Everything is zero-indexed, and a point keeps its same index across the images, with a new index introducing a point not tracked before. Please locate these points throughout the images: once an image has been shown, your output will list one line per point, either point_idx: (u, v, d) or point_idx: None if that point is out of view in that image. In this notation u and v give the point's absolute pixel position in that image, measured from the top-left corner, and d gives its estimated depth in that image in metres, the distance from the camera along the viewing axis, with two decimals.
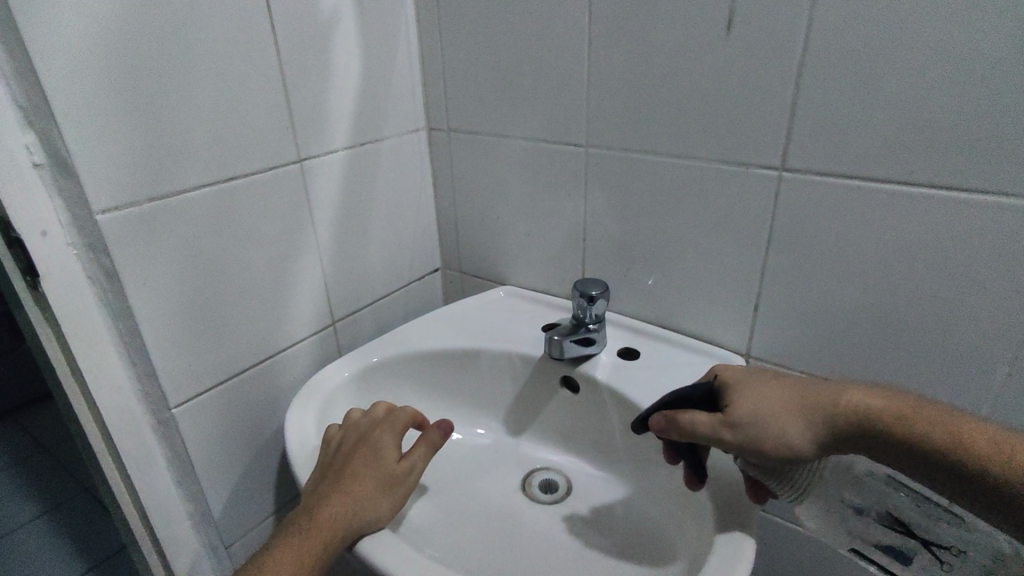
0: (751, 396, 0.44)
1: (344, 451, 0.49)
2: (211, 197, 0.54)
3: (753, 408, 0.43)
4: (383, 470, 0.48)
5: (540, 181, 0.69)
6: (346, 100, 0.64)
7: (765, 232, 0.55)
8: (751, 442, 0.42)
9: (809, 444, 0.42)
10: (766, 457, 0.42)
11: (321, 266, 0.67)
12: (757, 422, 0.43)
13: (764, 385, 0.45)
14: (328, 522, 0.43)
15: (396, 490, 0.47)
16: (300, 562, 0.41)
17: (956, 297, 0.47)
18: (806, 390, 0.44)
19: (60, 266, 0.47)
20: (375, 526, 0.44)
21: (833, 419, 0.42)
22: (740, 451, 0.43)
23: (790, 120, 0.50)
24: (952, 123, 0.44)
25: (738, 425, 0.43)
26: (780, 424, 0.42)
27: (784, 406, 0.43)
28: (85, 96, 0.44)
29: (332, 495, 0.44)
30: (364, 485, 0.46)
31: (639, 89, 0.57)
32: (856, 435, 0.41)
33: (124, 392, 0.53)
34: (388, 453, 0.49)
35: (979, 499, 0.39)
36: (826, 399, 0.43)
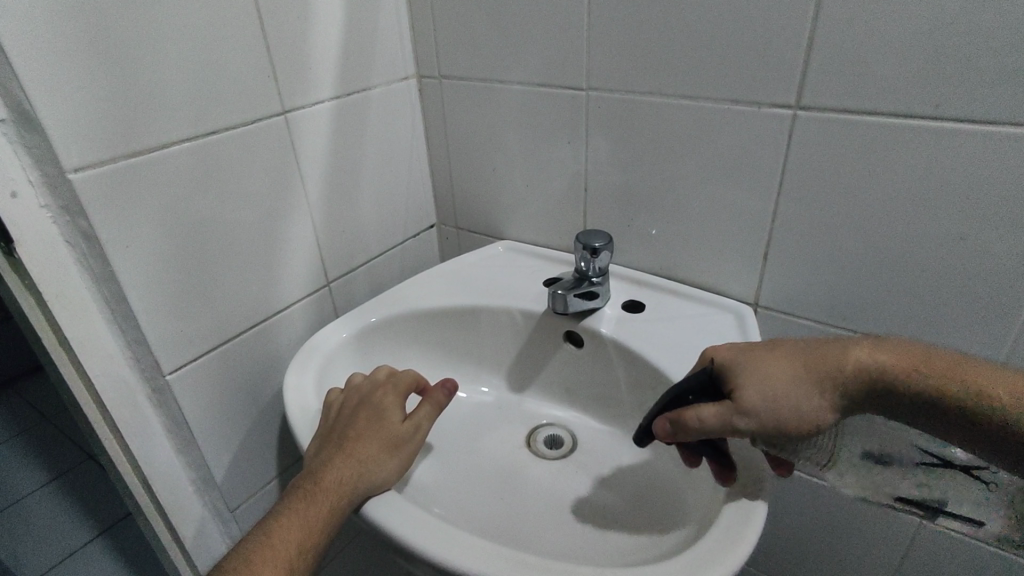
0: (754, 374, 0.41)
1: (345, 416, 0.48)
2: (192, 153, 0.51)
3: (764, 388, 0.40)
4: (386, 431, 0.47)
5: (538, 129, 0.65)
6: (330, 45, 0.60)
7: (776, 176, 0.53)
8: (766, 427, 0.40)
9: (819, 414, 0.40)
10: (782, 435, 0.40)
11: (312, 224, 0.64)
12: (769, 406, 0.40)
13: (761, 359, 0.42)
14: (334, 486, 0.42)
15: (402, 449, 0.46)
16: (307, 528, 0.40)
17: (976, 237, 0.46)
18: (804, 356, 0.42)
19: (34, 230, 0.44)
20: (383, 486, 0.43)
21: (844, 381, 0.40)
22: (756, 437, 0.40)
23: (807, 53, 0.47)
24: (983, 50, 0.41)
25: (753, 411, 0.40)
26: (791, 398, 0.40)
27: (790, 378, 0.40)
28: (45, 42, 0.40)
29: (336, 460, 0.43)
30: (369, 447, 0.45)
31: (644, 24, 0.54)
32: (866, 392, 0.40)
33: (114, 359, 0.51)
34: (391, 414, 0.48)
35: (986, 439, 0.39)
36: (830, 361, 0.41)
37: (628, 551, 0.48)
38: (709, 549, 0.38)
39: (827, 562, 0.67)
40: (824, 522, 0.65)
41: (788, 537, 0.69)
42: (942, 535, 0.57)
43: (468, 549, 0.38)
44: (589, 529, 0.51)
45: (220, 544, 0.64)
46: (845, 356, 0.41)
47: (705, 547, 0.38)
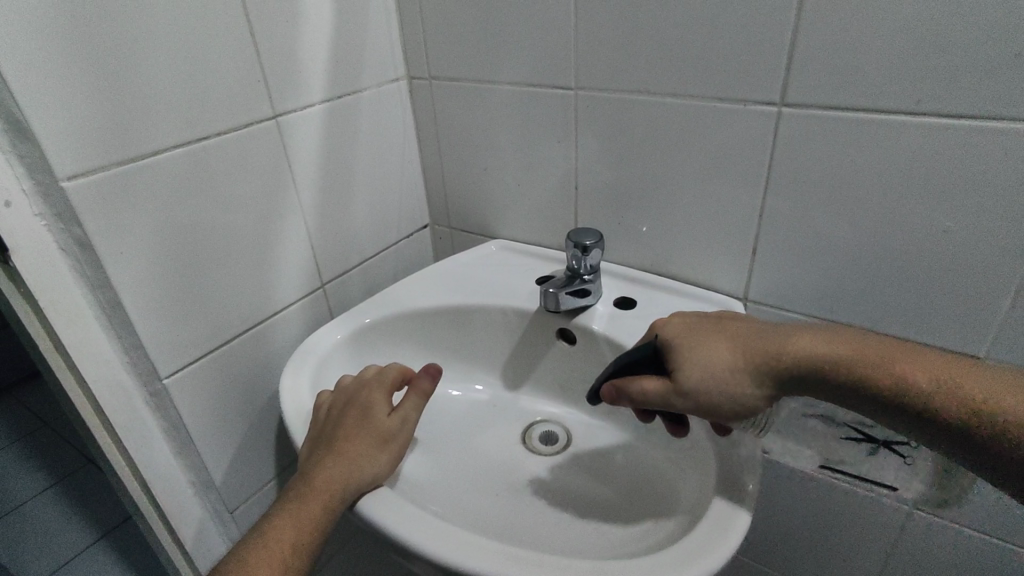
0: (694, 355, 0.43)
1: (333, 416, 0.48)
2: (184, 159, 0.51)
3: (700, 370, 0.43)
4: (374, 427, 0.47)
5: (528, 129, 0.66)
6: (320, 49, 0.61)
7: (763, 172, 0.53)
8: (701, 403, 0.42)
9: (760, 395, 0.42)
10: (717, 412, 0.43)
11: (305, 227, 0.64)
12: (704, 385, 0.42)
13: (705, 342, 0.44)
14: (326, 485, 0.42)
15: (391, 444, 0.47)
16: (302, 527, 0.41)
17: (961, 229, 0.46)
18: (748, 343, 0.43)
19: (30, 238, 0.45)
20: (374, 483, 0.44)
21: (789, 367, 0.42)
22: (691, 411, 0.43)
23: (791, 50, 0.47)
24: (963, 46, 0.41)
25: (687, 390, 0.43)
26: (729, 380, 0.42)
27: (730, 362, 0.42)
28: (35, 53, 0.40)
29: (325, 459, 0.44)
30: (358, 444, 0.45)
31: (631, 23, 0.54)
32: (810, 382, 0.42)
33: (111, 365, 0.51)
34: (377, 410, 0.48)
35: (946, 435, 0.39)
36: (776, 350, 0.42)
37: (622, 543, 0.49)
38: (700, 539, 0.39)
39: (820, 551, 0.68)
40: (817, 513, 0.66)
41: (781, 528, 0.70)
42: (930, 522, 0.58)
43: (462, 544, 0.39)
44: (584, 525, 0.52)
45: (219, 545, 0.65)
46: (792, 347, 0.42)
47: (696, 537, 0.39)
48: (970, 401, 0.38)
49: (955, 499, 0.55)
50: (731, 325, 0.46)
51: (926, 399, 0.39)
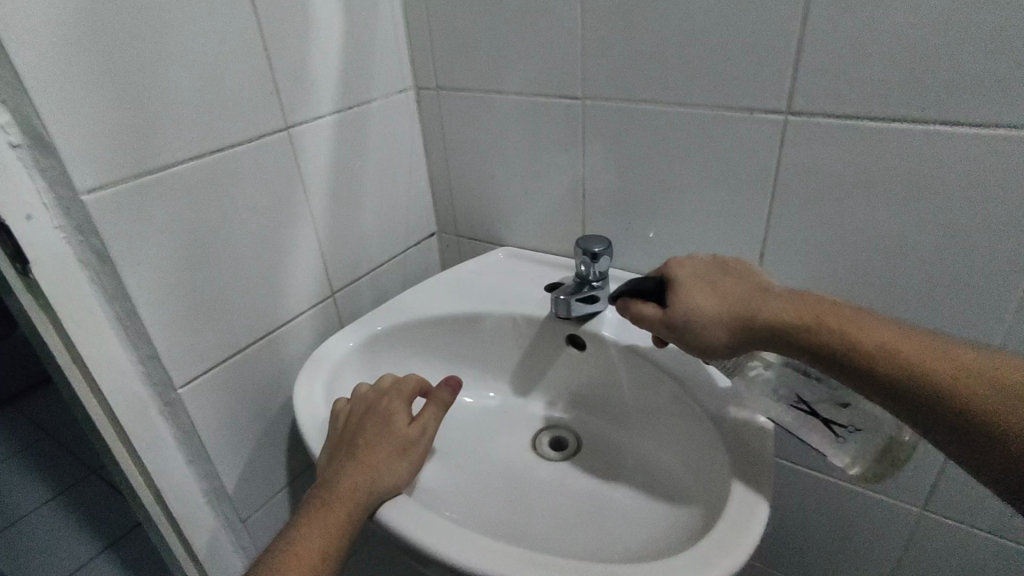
0: (693, 296, 0.46)
1: (353, 425, 0.49)
2: (200, 171, 0.52)
3: (692, 311, 0.46)
4: (395, 435, 0.48)
5: (536, 138, 0.67)
6: (330, 61, 0.62)
7: (771, 179, 0.54)
8: (683, 339, 0.47)
9: (739, 347, 0.45)
10: (697, 350, 0.47)
11: (316, 235, 0.65)
12: (690, 326, 0.46)
13: (710, 286, 0.46)
14: (350, 492, 0.43)
15: (410, 453, 0.47)
16: (327, 534, 0.41)
17: (967, 235, 0.47)
18: (750, 295, 0.45)
19: (50, 251, 0.45)
20: (396, 491, 0.45)
21: (778, 334, 0.43)
22: (675, 341, 0.48)
23: (795, 60, 0.49)
24: (968, 56, 0.42)
25: (677, 324, 0.46)
26: (713, 330, 0.45)
27: (724, 310, 0.45)
28: (57, 69, 0.41)
29: (349, 466, 0.44)
30: (380, 453, 0.46)
31: (637, 34, 0.55)
32: (794, 346, 0.42)
33: (127, 375, 0.52)
34: (398, 419, 0.49)
35: (930, 424, 0.38)
36: (771, 316, 0.43)
37: (637, 548, 0.49)
38: (718, 541, 0.39)
39: (829, 554, 0.69)
40: (827, 516, 0.66)
41: (791, 532, 0.70)
42: (938, 523, 0.59)
43: (484, 549, 0.39)
44: (596, 529, 0.53)
45: (231, 554, 0.65)
46: (789, 310, 0.43)
47: (712, 540, 0.39)
48: (947, 396, 0.37)
49: (962, 500, 0.56)
50: (747, 273, 0.47)
51: (904, 386, 0.38)
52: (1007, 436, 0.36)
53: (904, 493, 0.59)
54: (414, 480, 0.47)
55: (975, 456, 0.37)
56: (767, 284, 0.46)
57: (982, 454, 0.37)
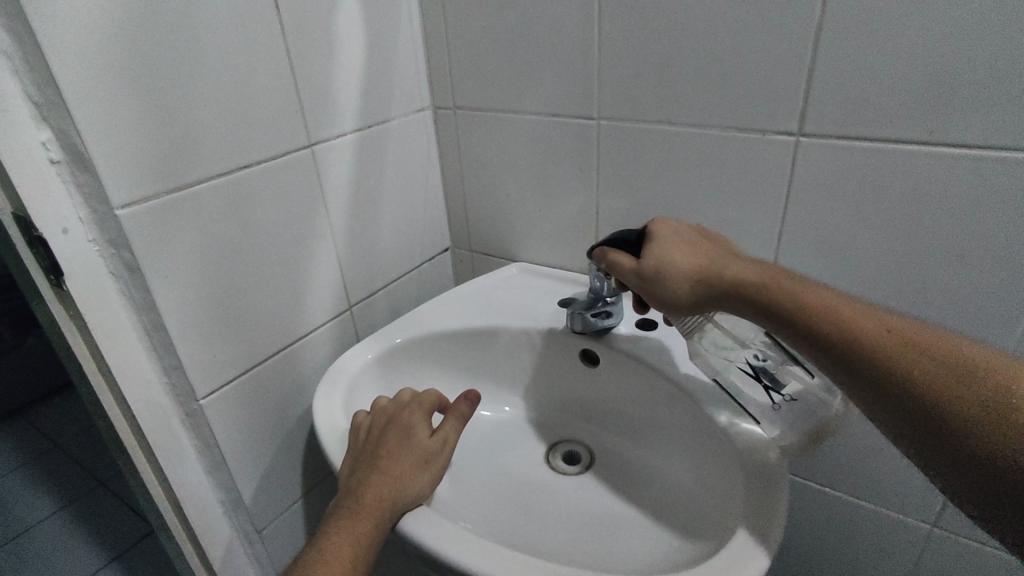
0: (668, 250, 0.47)
1: (374, 436, 0.49)
2: (227, 187, 0.53)
3: (662, 259, 0.47)
4: (416, 447, 0.49)
5: (550, 156, 0.68)
6: (352, 80, 0.63)
7: (783, 199, 0.55)
8: (649, 289, 0.48)
9: (694, 303, 0.45)
10: (660, 303, 0.48)
11: (335, 250, 0.66)
12: (657, 274, 0.47)
13: (685, 245, 0.47)
14: (377, 502, 0.44)
15: (431, 464, 0.48)
16: (356, 544, 0.42)
17: (977, 254, 0.48)
18: (720, 257, 0.46)
19: (83, 264, 0.47)
20: (418, 501, 0.46)
21: (733, 293, 0.43)
22: (642, 292, 0.49)
23: (808, 84, 0.50)
24: (977, 80, 0.43)
25: (647, 273, 0.48)
26: (675, 280, 0.46)
27: (692, 264, 0.46)
28: (98, 90, 0.43)
29: (373, 477, 0.45)
30: (402, 464, 0.47)
31: (652, 57, 0.57)
32: (748, 306, 0.42)
33: (150, 385, 0.53)
34: (419, 431, 0.50)
35: (888, 403, 0.37)
36: (730, 275, 0.43)
37: (651, 561, 0.50)
38: (733, 556, 0.40)
39: (840, 571, 0.69)
40: (839, 533, 0.66)
41: (803, 549, 0.70)
42: (951, 541, 0.59)
43: (510, 560, 0.40)
44: (609, 542, 0.53)
45: (245, 564, 0.66)
46: (753, 272, 0.43)
47: (727, 553, 0.40)
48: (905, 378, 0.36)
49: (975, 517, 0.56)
50: (726, 246, 0.48)
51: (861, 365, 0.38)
52: (959, 425, 0.35)
53: (916, 510, 0.60)
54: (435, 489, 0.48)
55: (924, 443, 0.36)
56: (742, 255, 0.46)
57: (935, 445, 0.36)
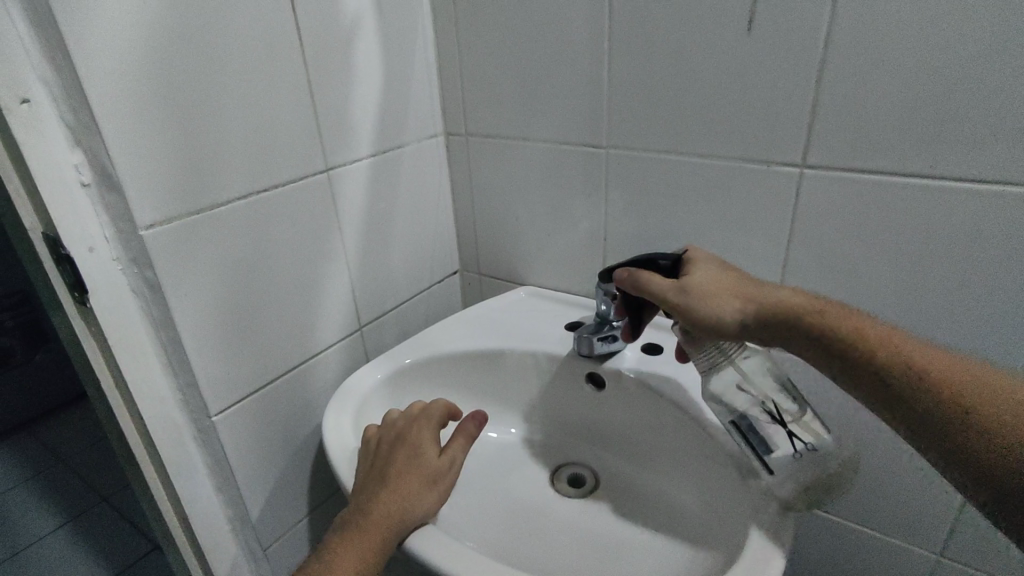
0: (710, 275, 0.49)
1: (385, 450, 0.50)
2: (246, 209, 0.55)
3: (708, 281, 0.48)
4: (425, 464, 0.49)
5: (560, 183, 0.70)
6: (369, 107, 0.66)
7: (788, 227, 0.57)
8: (690, 308, 0.47)
9: (745, 325, 0.46)
10: (700, 325, 0.47)
11: (348, 271, 0.68)
12: (701, 293, 0.47)
13: (725, 272, 0.50)
14: (384, 519, 0.44)
15: (439, 482, 0.49)
16: (362, 559, 0.42)
17: (977, 284, 0.49)
18: (762, 285, 0.48)
19: (106, 282, 0.48)
20: (425, 519, 0.46)
21: (787, 315, 0.45)
22: (676, 313, 0.48)
23: (811, 118, 0.52)
24: (974, 117, 0.45)
25: (690, 291, 0.48)
26: (724, 302, 0.47)
27: (741, 288, 0.47)
28: (129, 118, 0.45)
29: (381, 492, 0.46)
30: (411, 481, 0.47)
31: (659, 90, 0.59)
32: (800, 331, 0.45)
33: (166, 401, 0.54)
34: (428, 449, 0.50)
35: (913, 418, 0.42)
36: (785, 299, 0.46)
37: None
38: None
39: None
40: (845, 560, 0.66)
41: None
42: (957, 571, 0.59)
43: None
44: (615, 566, 0.53)
45: None
46: (801, 298, 0.46)
47: None
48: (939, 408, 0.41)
49: (981, 547, 0.56)
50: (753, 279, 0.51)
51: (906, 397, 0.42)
52: (971, 443, 0.40)
53: (921, 539, 0.60)
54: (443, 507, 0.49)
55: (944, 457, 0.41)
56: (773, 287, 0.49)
57: (949, 459, 0.41)
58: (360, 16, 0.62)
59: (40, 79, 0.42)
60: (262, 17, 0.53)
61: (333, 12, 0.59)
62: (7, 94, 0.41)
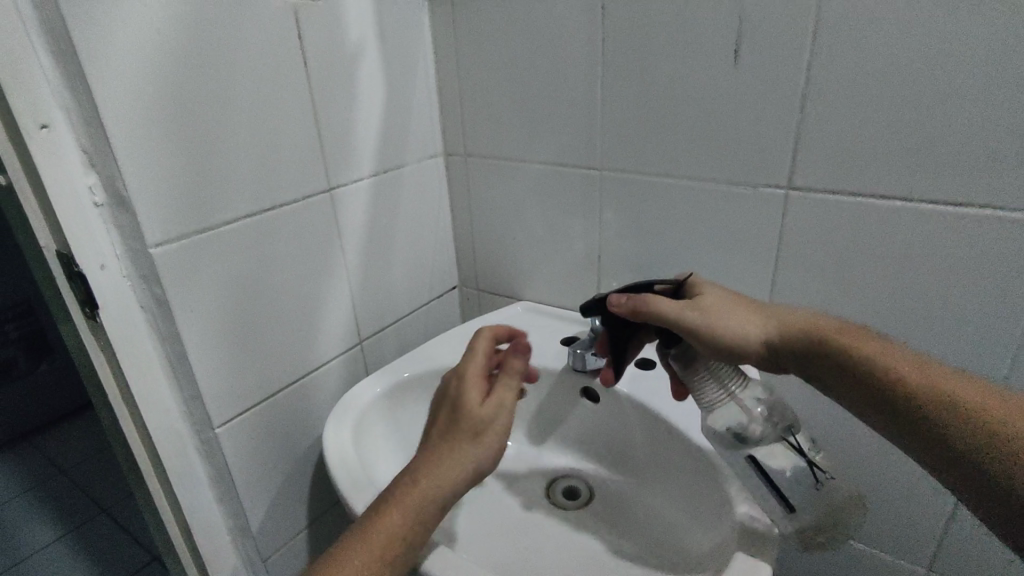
0: (720, 296, 0.50)
1: (435, 403, 0.47)
2: (251, 228, 0.57)
3: (722, 302, 0.50)
4: (464, 415, 0.44)
5: (556, 201, 0.72)
6: (372, 129, 0.68)
7: (775, 247, 0.58)
8: (705, 327, 0.47)
9: (759, 343, 0.48)
10: (716, 344, 0.47)
11: (349, 287, 0.70)
12: (716, 312, 0.48)
13: (732, 296, 0.51)
14: (411, 487, 0.42)
15: (481, 434, 0.43)
16: (394, 524, 0.41)
17: (957, 302, 0.51)
18: (769, 310, 0.50)
19: (116, 298, 0.50)
20: (461, 480, 0.42)
21: (795, 335, 0.48)
22: (687, 334, 0.47)
23: (795, 142, 0.54)
24: (951, 144, 0.47)
25: (704, 310, 0.48)
26: (738, 322, 0.48)
27: (752, 310, 0.50)
28: (143, 142, 0.47)
29: (418, 462, 0.43)
30: (448, 438, 0.43)
31: (651, 114, 0.61)
32: (812, 350, 0.47)
33: (170, 414, 0.56)
34: (468, 398, 0.44)
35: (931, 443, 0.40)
36: (794, 320, 0.48)
37: None
38: None
39: None
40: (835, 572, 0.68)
41: None
42: None
43: None
44: None
45: None
46: (808, 321, 0.48)
47: None
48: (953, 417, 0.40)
49: (967, 559, 0.58)
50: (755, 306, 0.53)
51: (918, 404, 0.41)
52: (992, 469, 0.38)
53: (909, 552, 0.61)
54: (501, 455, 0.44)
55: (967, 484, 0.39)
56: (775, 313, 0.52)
57: (972, 487, 0.39)
58: (364, 42, 0.64)
59: (60, 105, 0.45)
60: (271, 45, 0.55)
61: (337, 39, 0.61)
62: (28, 119, 0.43)
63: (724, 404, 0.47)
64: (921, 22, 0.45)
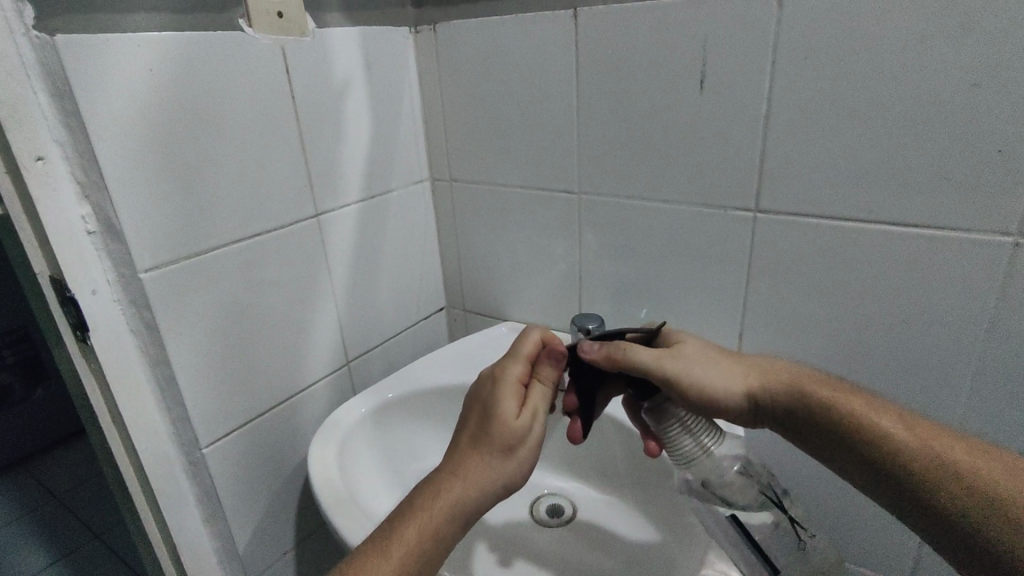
0: (699, 347, 0.53)
1: (467, 411, 0.48)
2: (239, 253, 0.59)
3: (701, 352, 0.52)
4: (499, 428, 0.45)
5: (537, 224, 0.74)
6: (358, 157, 0.70)
7: (746, 267, 0.60)
8: (687, 378, 0.49)
9: (736, 397, 0.51)
10: (694, 395, 0.50)
11: (335, 309, 0.71)
12: (696, 362, 0.51)
13: (709, 347, 0.53)
14: (444, 496, 0.42)
15: (514, 449, 0.45)
16: (425, 532, 0.42)
17: (919, 319, 0.53)
18: (744, 362, 0.53)
19: (107, 322, 0.52)
20: (492, 492, 0.43)
21: (771, 388, 0.51)
22: (666, 386, 0.49)
23: (761, 167, 0.56)
24: (904, 167, 0.49)
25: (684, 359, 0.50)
26: (717, 374, 0.51)
27: (728, 362, 0.52)
28: (134, 173, 0.49)
29: (448, 479, 0.43)
30: (482, 449, 0.44)
31: (625, 140, 0.63)
32: (788, 405, 0.50)
33: (159, 435, 0.57)
34: (506, 411, 0.45)
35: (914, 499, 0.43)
36: (769, 375, 0.52)
37: None
38: None
39: None
40: None
41: None
42: None
43: None
44: None
45: None
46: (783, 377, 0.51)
47: None
48: (932, 472, 0.43)
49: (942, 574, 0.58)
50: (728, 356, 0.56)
51: (895, 460, 0.44)
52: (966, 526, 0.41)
53: (886, 565, 0.62)
54: (529, 471, 0.46)
55: (943, 537, 0.43)
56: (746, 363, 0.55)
57: (949, 539, 0.42)
58: (350, 74, 0.67)
59: (55, 141, 0.47)
60: (260, 80, 0.58)
61: (324, 72, 0.64)
62: (24, 152, 0.45)
63: (697, 459, 0.47)
64: (871, 54, 0.48)
